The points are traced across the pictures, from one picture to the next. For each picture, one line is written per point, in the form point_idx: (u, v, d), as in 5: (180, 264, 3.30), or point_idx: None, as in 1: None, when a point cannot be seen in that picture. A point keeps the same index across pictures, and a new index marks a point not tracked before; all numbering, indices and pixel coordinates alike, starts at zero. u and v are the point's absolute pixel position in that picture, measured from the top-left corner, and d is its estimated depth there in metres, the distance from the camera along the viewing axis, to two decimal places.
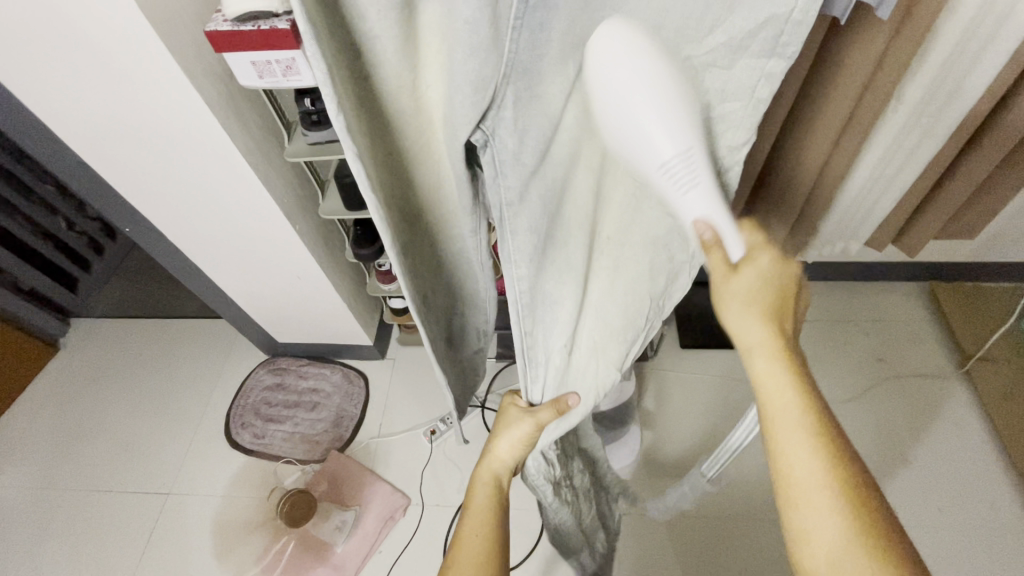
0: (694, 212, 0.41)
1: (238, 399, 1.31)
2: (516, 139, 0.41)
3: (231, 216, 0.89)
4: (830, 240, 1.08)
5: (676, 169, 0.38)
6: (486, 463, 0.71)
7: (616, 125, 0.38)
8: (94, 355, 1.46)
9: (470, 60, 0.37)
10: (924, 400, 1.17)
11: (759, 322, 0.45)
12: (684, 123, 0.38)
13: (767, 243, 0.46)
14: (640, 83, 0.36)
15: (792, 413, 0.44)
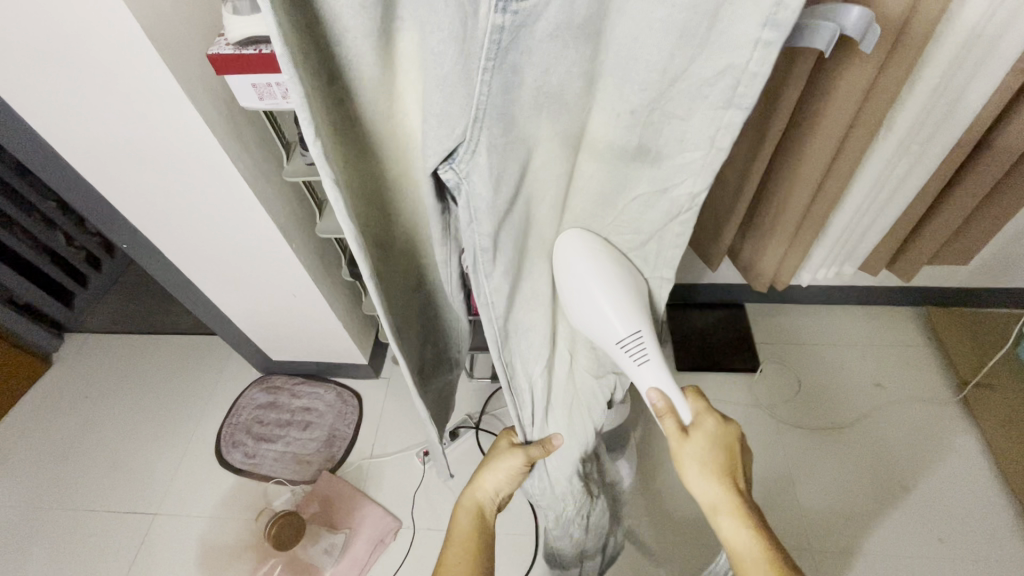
0: (649, 385, 0.59)
1: (230, 417, 1.30)
2: (486, 186, 0.42)
3: (228, 234, 0.89)
4: (824, 265, 1.09)
5: (630, 347, 0.58)
6: (467, 495, 0.73)
7: (589, 320, 0.58)
8: (86, 370, 1.45)
9: (445, 99, 0.38)
10: (922, 425, 1.17)
11: (708, 473, 0.60)
12: (634, 315, 0.57)
13: (707, 409, 0.62)
14: (601, 290, 0.55)
15: (743, 538, 0.57)
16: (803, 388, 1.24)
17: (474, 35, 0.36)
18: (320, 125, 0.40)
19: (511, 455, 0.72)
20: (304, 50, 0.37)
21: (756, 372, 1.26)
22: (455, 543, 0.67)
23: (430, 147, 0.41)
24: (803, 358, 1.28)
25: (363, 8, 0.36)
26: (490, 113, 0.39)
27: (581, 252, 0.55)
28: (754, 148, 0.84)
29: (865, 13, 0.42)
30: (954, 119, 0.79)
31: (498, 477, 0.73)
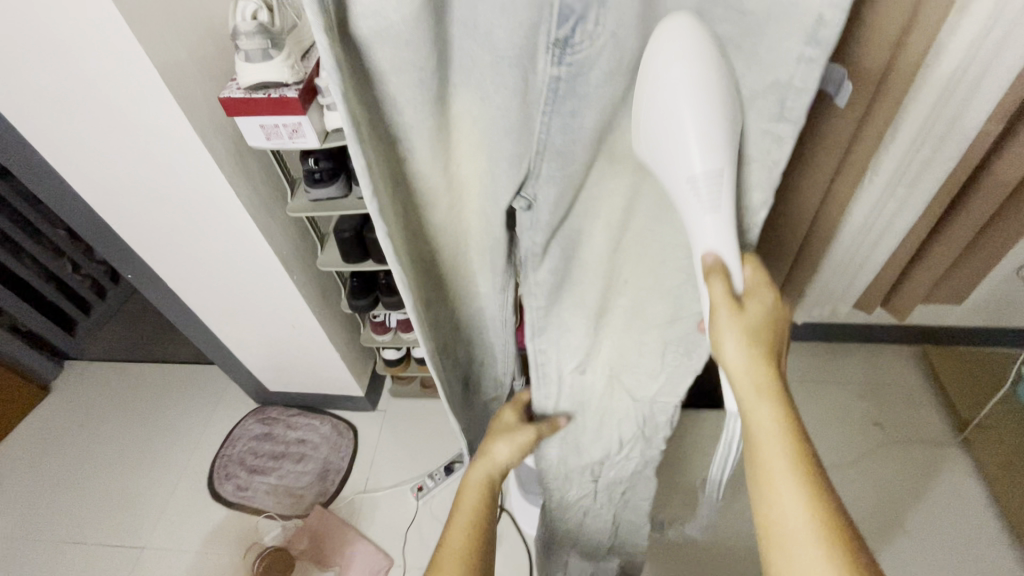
0: (707, 244, 0.46)
1: (224, 448, 1.29)
2: (547, 209, 0.47)
3: (232, 266, 0.91)
4: (818, 304, 1.10)
5: (702, 185, 0.43)
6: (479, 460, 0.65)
7: (657, 134, 0.42)
8: (83, 398, 1.45)
9: (511, 140, 0.43)
10: (922, 467, 1.16)
11: (751, 349, 0.47)
12: (720, 146, 0.41)
13: (769, 283, 0.49)
14: (683, 95, 0.40)
15: (773, 441, 0.46)
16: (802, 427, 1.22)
17: (533, 87, 0.41)
18: (378, 183, 0.43)
19: (525, 430, 0.68)
20: (368, 118, 0.41)
21: None
22: (463, 508, 0.59)
23: (498, 181, 0.46)
24: (802, 397, 1.27)
25: (421, 82, 0.40)
26: (551, 149, 0.43)
27: (677, 39, 0.38)
28: None
29: (843, 80, 0.46)
30: (938, 163, 0.82)
31: (512, 449, 0.67)
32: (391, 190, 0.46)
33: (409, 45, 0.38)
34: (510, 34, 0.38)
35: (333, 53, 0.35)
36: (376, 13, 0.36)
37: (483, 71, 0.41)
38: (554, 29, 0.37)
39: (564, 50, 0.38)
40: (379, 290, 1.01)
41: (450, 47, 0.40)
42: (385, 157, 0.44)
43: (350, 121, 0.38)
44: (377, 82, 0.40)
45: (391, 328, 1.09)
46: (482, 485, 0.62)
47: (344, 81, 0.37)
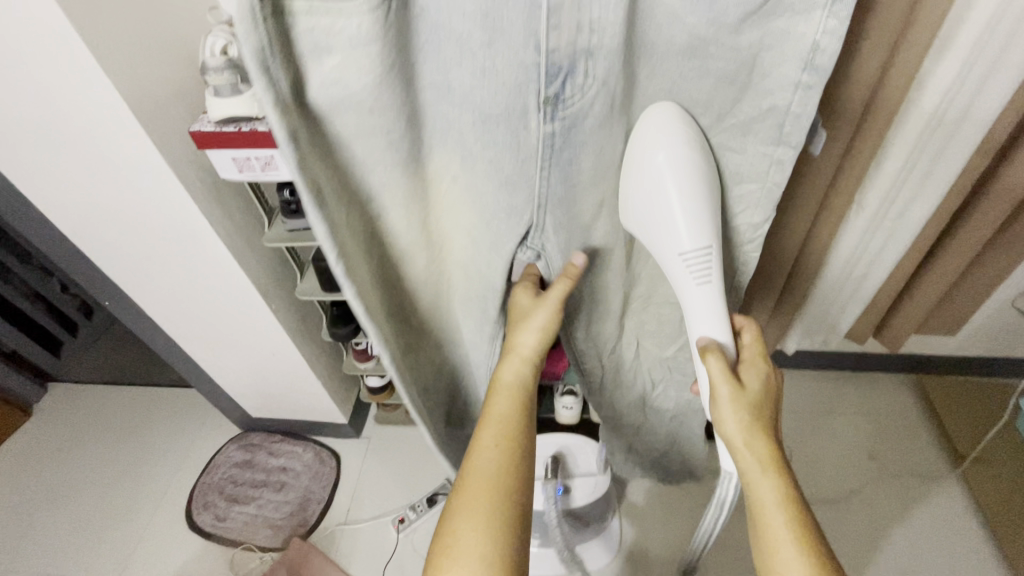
0: (700, 324, 0.56)
1: (204, 476, 1.26)
2: (563, 254, 0.55)
3: (209, 295, 0.90)
4: (808, 336, 1.08)
5: (693, 259, 0.51)
6: (508, 366, 0.57)
7: (648, 218, 0.51)
8: (65, 421, 1.43)
9: (509, 194, 0.49)
10: (919, 504, 1.12)
11: (750, 423, 0.53)
12: (705, 225, 0.50)
13: (762, 356, 0.58)
14: (671, 182, 0.49)
15: (775, 512, 0.51)
16: (795, 460, 1.19)
17: (529, 143, 0.46)
18: (346, 247, 0.47)
19: (544, 306, 0.55)
20: (338, 186, 0.46)
21: None
22: (492, 427, 0.53)
23: (501, 234, 0.52)
24: (795, 428, 1.24)
25: (390, 142, 0.44)
26: (551, 200, 0.49)
27: (662, 122, 0.48)
28: None
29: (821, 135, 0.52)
30: (921, 199, 0.80)
31: (542, 337, 0.57)
32: (363, 248, 0.51)
33: (374, 112, 0.42)
34: (503, 98, 0.43)
35: (289, 136, 0.39)
36: (338, 81, 0.39)
37: (467, 128, 0.45)
38: (544, 88, 0.42)
39: (557, 107, 0.43)
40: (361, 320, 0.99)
41: (428, 109, 0.45)
42: (359, 218, 0.49)
43: (311, 197, 0.42)
44: (346, 146, 0.44)
45: (374, 356, 1.07)
46: (514, 394, 0.55)
47: (304, 161, 0.40)
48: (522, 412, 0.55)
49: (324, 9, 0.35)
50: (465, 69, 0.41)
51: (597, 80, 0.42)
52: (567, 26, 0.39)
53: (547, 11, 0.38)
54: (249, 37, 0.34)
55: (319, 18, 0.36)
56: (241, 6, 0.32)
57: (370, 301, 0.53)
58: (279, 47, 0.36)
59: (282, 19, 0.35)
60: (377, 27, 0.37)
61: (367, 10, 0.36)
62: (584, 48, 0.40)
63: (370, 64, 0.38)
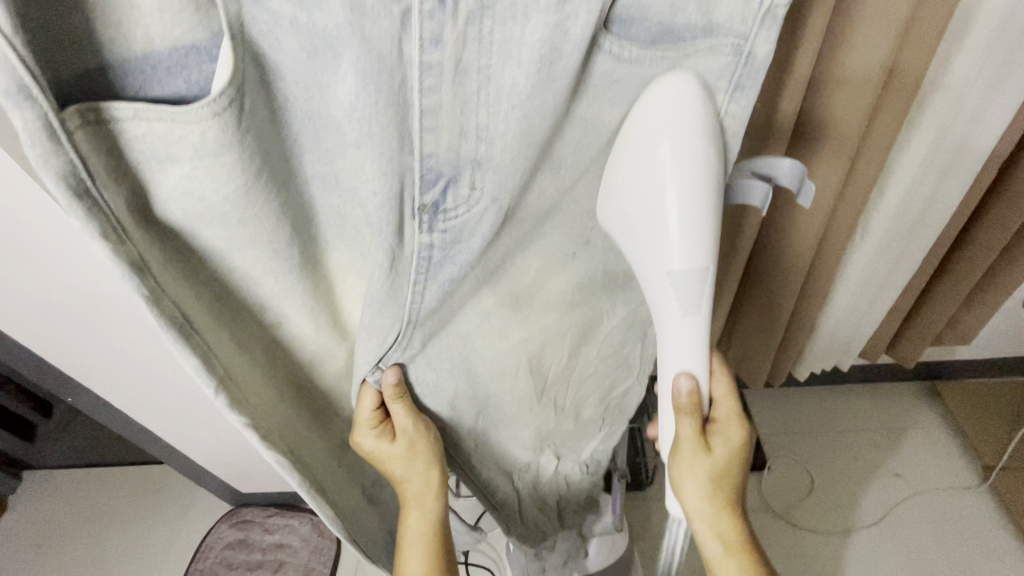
0: (682, 360, 0.41)
1: (196, 561, 1.18)
2: (438, 370, 0.45)
3: (183, 385, 0.83)
4: (824, 360, 1.02)
5: (685, 285, 0.37)
6: (410, 516, 0.53)
7: (637, 220, 0.37)
8: (47, 511, 1.34)
9: (374, 314, 0.37)
10: (956, 521, 1.07)
11: (714, 492, 0.49)
12: (704, 236, 0.35)
13: (738, 416, 0.49)
14: (645, 187, 0.35)
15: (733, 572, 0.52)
16: (818, 487, 1.13)
17: (402, 256, 0.35)
18: (234, 386, 0.38)
19: (410, 436, 0.47)
20: (212, 305, 0.36)
21: (764, 472, 1.15)
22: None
23: (361, 355, 0.41)
24: (815, 450, 1.18)
25: (276, 252, 0.34)
26: (422, 317, 0.39)
27: (672, 92, 0.33)
28: (726, 259, 0.79)
29: (795, 164, 0.40)
30: (934, 213, 0.76)
31: (427, 477, 0.51)
32: (255, 363, 0.41)
33: (241, 221, 0.31)
34: (373, 205, 0.33)
35: (127, 264, 0.29)
36: (189, 195, 0.29)
37: (362, 229, 0.36)
38: (417, 194, 0.32)
39: (435, 216, 0.33)
40: None
41: (316, 208, 0.36)
42: (250, 333, 0.39)
43: (170, 328, 0.32)
44: (214, 257, 0.34)
45: None
46: (423, 542, 0.53)
47: (154, 287, 0.30)
48: (436, 551, 0.53)
49: (154, 116, 0.25)
50: (345, 165, 0.33)
51: (486, 188, 0.33)
52: (447, 130, 0.30)
53: (419, 113, 0.29)
54: (48, 163, 0.24)
55: (148, 128, 0.26)
56: (32, 129, 0.23)
57: (273, 422, 0.44)
58: (99, 164, 0.26)
59: (101, 128, 0.25)
60: (230, 141, 0.27)
61: (209, 124, 0.26)
62: (467, 157, 0.32)
63: (227, 177, 0.29)
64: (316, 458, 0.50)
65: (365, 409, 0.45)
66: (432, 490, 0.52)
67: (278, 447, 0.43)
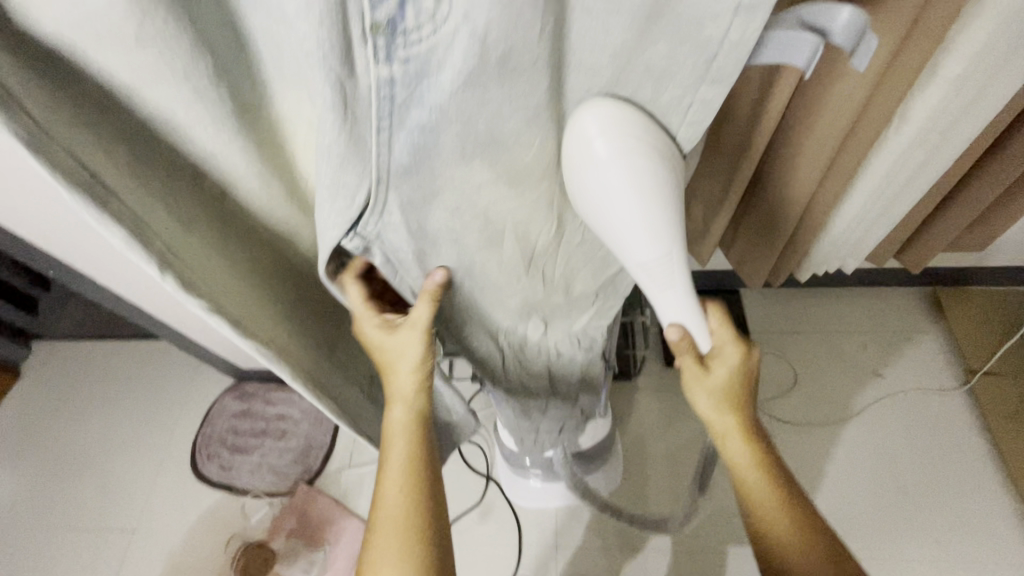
0: (675, 318, 0.45)
1: (204, 427, 1.25)
2: (407, 238, 0.41)
3: None
4: (826, 261, 0.99)
5: (655, 270, 0.40)
6: (394, 411, 0.53)
7: (610, 220, 0.38)
8: (58, 379, 1.40)
9: (334, 173, 0.33)
10: (930, 417, 1.10)
11: (734, 415, 0.51)
12: (662, 232, 0.38)
13: (735, 337, 0.49)
14: (613, 185, 0.37)
15: (764, 498, 0.51)
16: (801, 382, 1.16)
17: (357, 96, 0.30)
18: (173, 254, 0.35)
19: (408, 333, 0.49)
20: (132, 169, 0.32)
21: None
22: (392, 471, 0.52)
23: (328, 222, 0.37)
24: (802, 347, 1.20)
25: (200, 92, 0.30)
26: (395, 172, 0.35)
27: (594, 117, 0.36)
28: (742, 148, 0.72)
29: (856, 15, 0.34)
30: (983, 99, 0.67)
31: (416, 377, 0.52)
32: (202, 239, 0.38)
33: (140, 43, 0.27)
34: (310, 27, 0.27)
35: None
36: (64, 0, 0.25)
37: (304, 66, 0.30)
38: (367, 9, 0.26)
39: (394, 42, 0.28)
40: None
41: (251, 39, 0.30)
42: (183, 203, 0.36)
43: (66, 182, 0.28)
44: (115, 90, 0.29)
45: None
46: (406, 435, 0.52)
47: (31, 130, 0.26)
48: (422, 447, 0.53)
49: None
50: None
51: (456, 4, 0.27)
52: None
53: None
54: None
55: None
56: None
57: (232, 302, 0.41)
58: None
59: None
60: None
61: None
62: None
63: None
64: (296, 342, 0.50)
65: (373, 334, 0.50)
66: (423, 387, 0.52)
67: (231, 315, 0.40)
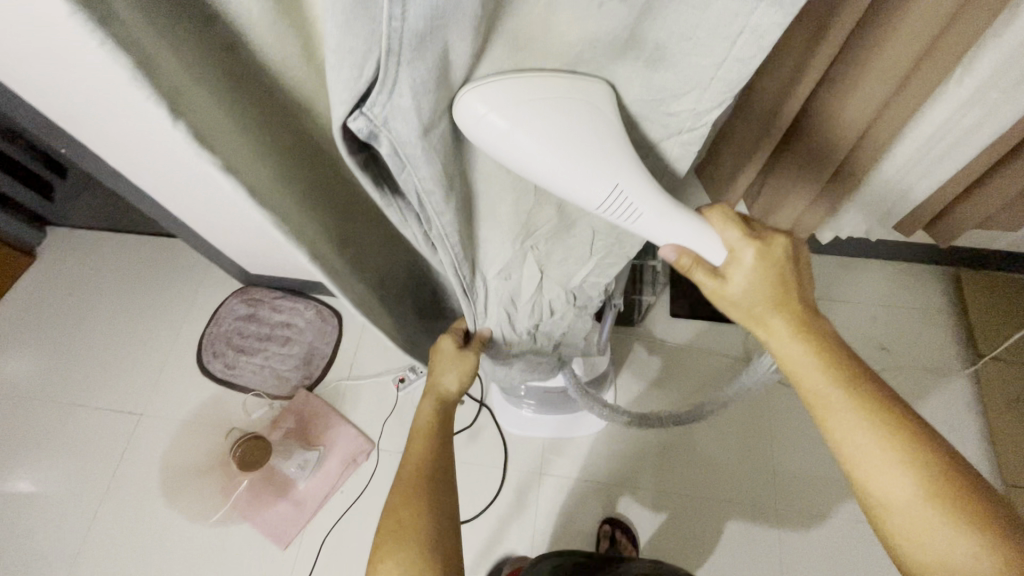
0: (668, 238, 0.46)
1: (210, 326, 1.28)
2: (414, 131, 0.34)
3: (173, 155, 0.81)
4: (856, 217, 0.97)
5: (613, 207, 0.42)
6: (425, 405, 0.68)
7: (549, 179, 0.39)
8: (70, 265, 1.43)
9: (340, 27, 0.27)
10: (927, 395, 1.10)
11: (779, 310, 0.48)
12: (602, 173, 0.39)
13: (746, 237, 0.47)
14: (538, 144, 0.37)
15: (835, 395, 0.46)
16: None
17: None
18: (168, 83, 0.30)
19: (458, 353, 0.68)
20: None
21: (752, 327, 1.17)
22: (414, 452, 0.64)
23: (332, 91, 0.31)
24: None
25: None
26: (410, 42, 0.29)
27: (475, 100, 0.35)
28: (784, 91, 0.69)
29: None
30: None
31: (451, 382, 0.68)
32: (193, 75, 0.33)
33: None
34: None
35: None
36: None
37: None
38: None
39: None
40: None
41: None
42: (175, 30, 0.32)
43: None
44: None
45: None
46: (429, 428, 0.66)
47: None
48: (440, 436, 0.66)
49: None
50: None
51: None
52: None
53: None
54: None
55: None
56: None
57: (231, 154, 0.37)
58: None
59: None
60: None
61: None
62: None
63: None
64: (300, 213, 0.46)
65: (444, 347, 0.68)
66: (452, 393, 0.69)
67: (229, 166, 0.36)
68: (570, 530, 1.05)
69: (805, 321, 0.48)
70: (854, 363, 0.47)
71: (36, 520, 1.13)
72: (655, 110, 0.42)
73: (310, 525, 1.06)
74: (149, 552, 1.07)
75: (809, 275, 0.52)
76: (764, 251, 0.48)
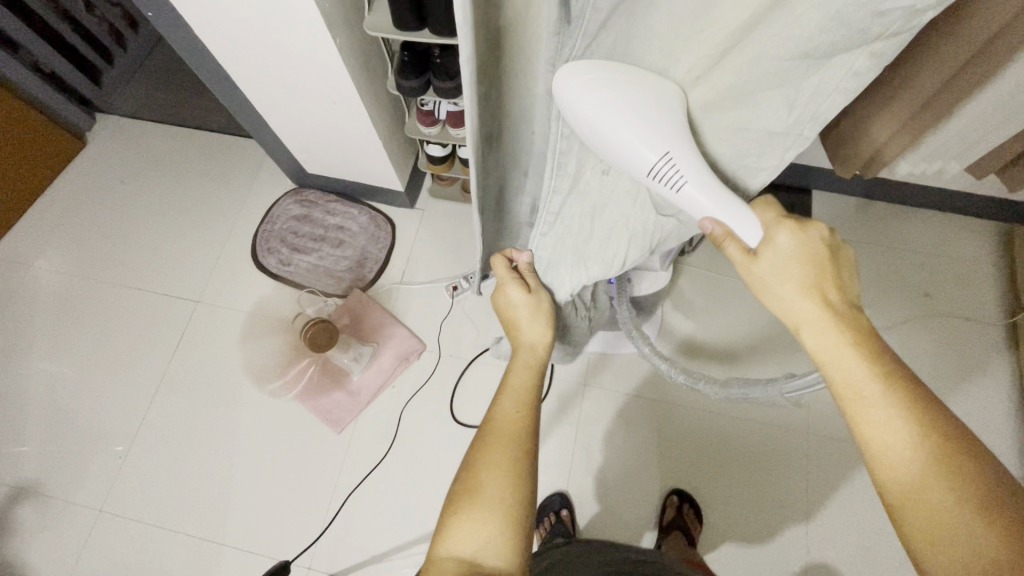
0: (706, 211, 0.48)
1: (264, 224, 1.29)
2: None
3: (266, 26, 0.80)
4: (935, 152, 0.97)
5: (661, 170, 0.45)
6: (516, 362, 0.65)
7: (608, 134, 0.45)
8: (121, 153, 1.43)
9: None
10: (960, 342, 1.13)
11: (809, 293, 0.48)
12: (654, 137, 0.44)
13: (780, 220, 0.49)
14: (611, 109, 0.43)
15: (867, 390, 0.44)
16: None
17: None
18: None
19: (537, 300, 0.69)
20: None
21: None
22: (503, 401, 0.59)
23: None
24: (857, 258, 1.21)
25: None
26: None
27: (576, 73, 0.44)
28: None
29: None
30: None
31: (535, 335, 0.67)
32: None
33: None
34: None
35: None
36: None
37: None
38: None
39: None
40: (433, 72, 0.88)
41: None
42: None
43: None
44: None
45: (439, 121, 1.01)
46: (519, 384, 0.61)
47: None
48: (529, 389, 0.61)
49: None
50: None
51: None
52: None
53: None
54: None
55: None
56: None
57: None
58: None
59: None
60: None
61: None
62: None
63: None
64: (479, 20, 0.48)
65: (515, 298, 0.69)
66: (537, 344, 0.66)
67: None
68: (608, 438, 1.11)
69: (836, 309, 0.47)
70: (890, 360, 0.45)
71: (100, 391, 1.19)
72: (863, 13, 0.39)
73: (363, 414, 1.13)
74: (211, 427, 1.14)
75: (852, 271, 0.50)
76: (800, 232, 0.49)
